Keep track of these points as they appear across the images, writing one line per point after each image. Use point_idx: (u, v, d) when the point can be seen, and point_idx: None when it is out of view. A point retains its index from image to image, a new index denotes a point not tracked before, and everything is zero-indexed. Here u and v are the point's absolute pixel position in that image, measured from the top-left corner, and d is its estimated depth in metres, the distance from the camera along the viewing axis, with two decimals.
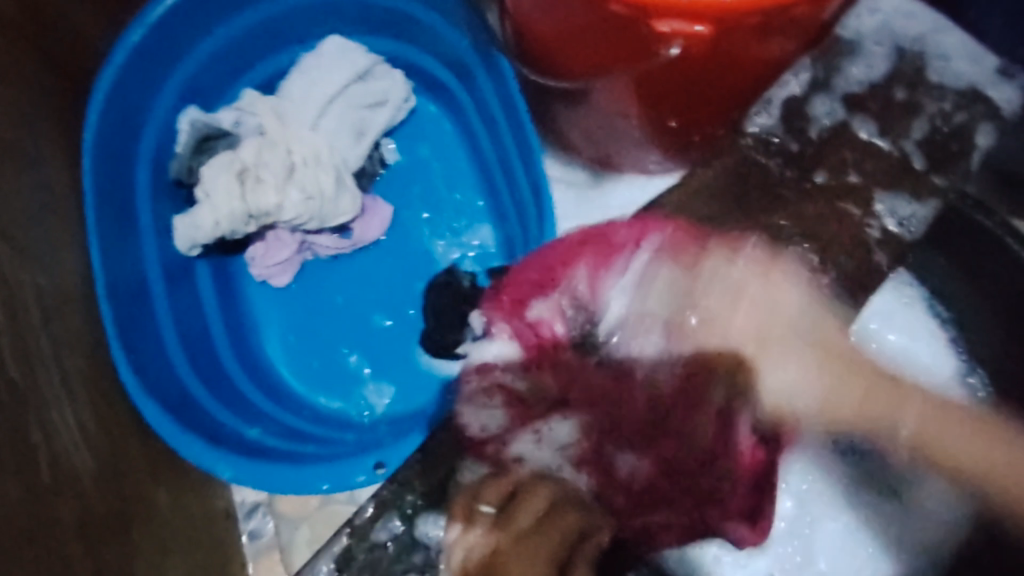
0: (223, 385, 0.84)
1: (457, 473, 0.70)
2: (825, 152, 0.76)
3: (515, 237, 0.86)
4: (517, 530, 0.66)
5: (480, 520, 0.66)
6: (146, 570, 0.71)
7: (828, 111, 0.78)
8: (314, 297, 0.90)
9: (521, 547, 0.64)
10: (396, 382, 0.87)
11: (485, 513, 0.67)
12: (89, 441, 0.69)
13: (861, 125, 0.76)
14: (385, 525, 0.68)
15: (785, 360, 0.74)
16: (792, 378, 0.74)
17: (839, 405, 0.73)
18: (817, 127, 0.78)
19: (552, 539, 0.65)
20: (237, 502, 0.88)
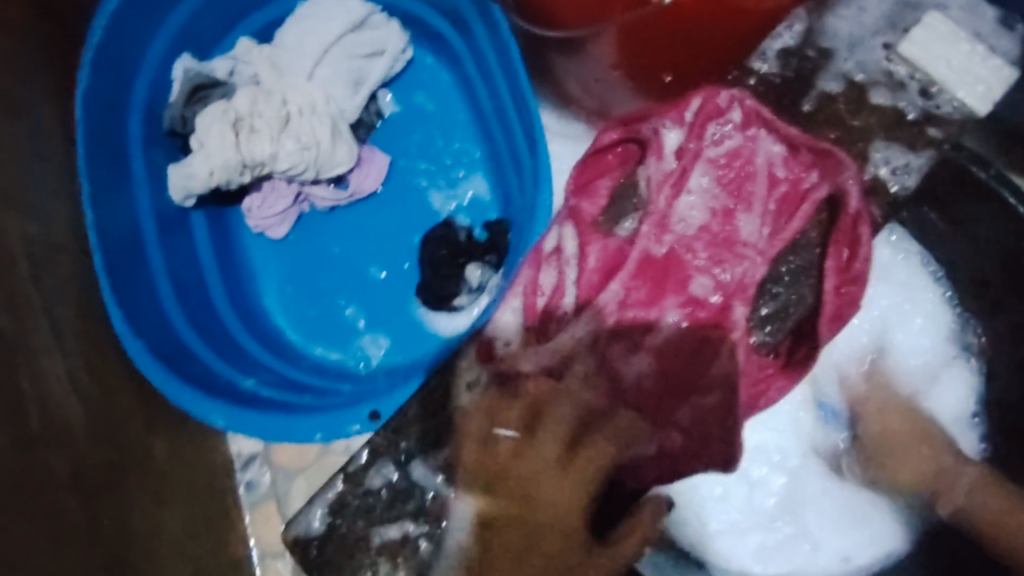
0: (220, 336, 0.83)
1: (455, 387, 0.71)
2: (815, 126, 0.74)
3: (512, 188, 0.85)
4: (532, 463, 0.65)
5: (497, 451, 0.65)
6: (141, 519, 0.71)
7: (834, 79, 0.75)
8: (312, 247, 0.89)
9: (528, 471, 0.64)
10: (393, 333, 0.86)
11: (505, 436, 0.66)
12: (81, 390, 0.69)
13: (857, 69, 0.75)
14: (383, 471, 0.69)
15: (887, 393, 0.75)
16: (915, 451, 0.72)
17: (908, 466, 0.72)
18: (813, 98, 0.74)
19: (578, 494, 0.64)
20: (234, 453, 0.87)
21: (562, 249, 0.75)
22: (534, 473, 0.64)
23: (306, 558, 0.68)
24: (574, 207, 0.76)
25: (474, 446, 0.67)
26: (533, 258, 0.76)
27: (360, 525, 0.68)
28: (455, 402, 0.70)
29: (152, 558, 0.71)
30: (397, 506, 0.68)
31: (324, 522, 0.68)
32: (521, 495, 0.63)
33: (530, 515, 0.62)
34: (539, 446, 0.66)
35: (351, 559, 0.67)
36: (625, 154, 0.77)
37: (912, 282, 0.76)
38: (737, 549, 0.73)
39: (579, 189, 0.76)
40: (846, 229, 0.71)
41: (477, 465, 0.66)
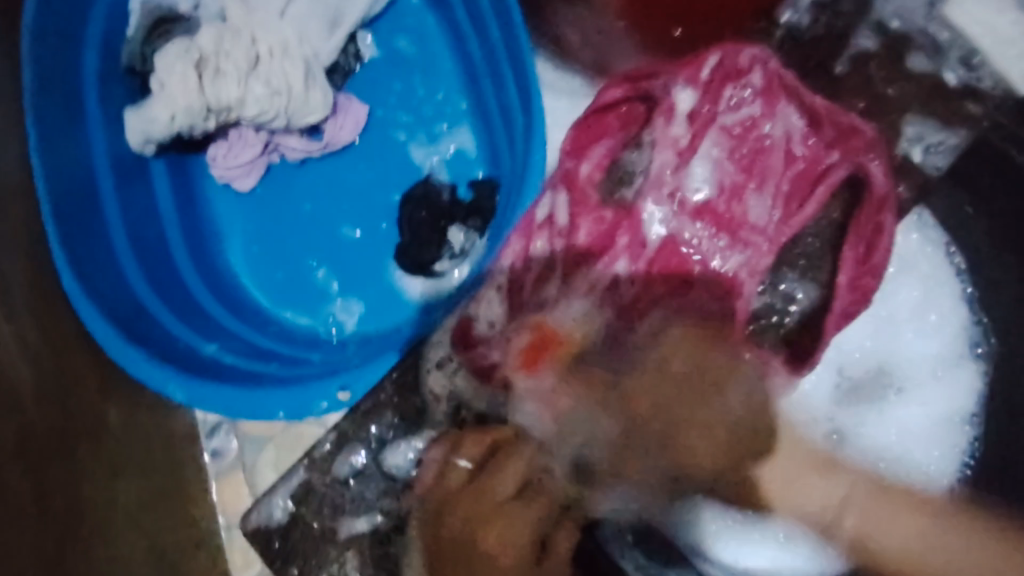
0: (179, 296, 0.77)
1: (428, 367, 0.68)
2: (843, 95, 0.68)
3: (500, 144, 0.77)
4: (495, 497, 0.60)
5: (453, 480, 0.62)
6: (93, 491, 0.66)
7: (870, 37, 0.68)
8: (281, 203, 0.82)
9: (473, 488, 0.61)
10: (366, 298, 0.80)
11: (461, 466, 0.62)
12: (26, 351, 0.62)
13: (895, 16, 0.67)
14: (349, 458, 0.66)
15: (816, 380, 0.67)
16: (903, 533, 0.62)
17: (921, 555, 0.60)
18: (845, 59, 0.68)
19: (536, 507, 0.60)
20: (199, 420, 0.82)
21: (554, 218, 0.69)
22: (474, 519, 0.59)
23: (267, 549, 0.65)
24: (568, 170, 0.70)
25: (431, 473, 0.64)
26: (523, 228, 0.68)
27: (324, 516, 0.65)
28: (420, 385, 0.67)
29: (108, 535, 0.66)
30: (362, 498, 0.65)
31: (287, 512, 0.66)
32: (464, 548, 0.58)
33: (468, 568, 0.58)
34: (494, 484, 0.61)
35: (315, 549, 0.64)
36: (629, 116, 0.71)
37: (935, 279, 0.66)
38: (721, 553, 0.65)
39: (577, 151, 0.70)
40: (867, 208, 0.66)
41: (432, 491, 0.63)
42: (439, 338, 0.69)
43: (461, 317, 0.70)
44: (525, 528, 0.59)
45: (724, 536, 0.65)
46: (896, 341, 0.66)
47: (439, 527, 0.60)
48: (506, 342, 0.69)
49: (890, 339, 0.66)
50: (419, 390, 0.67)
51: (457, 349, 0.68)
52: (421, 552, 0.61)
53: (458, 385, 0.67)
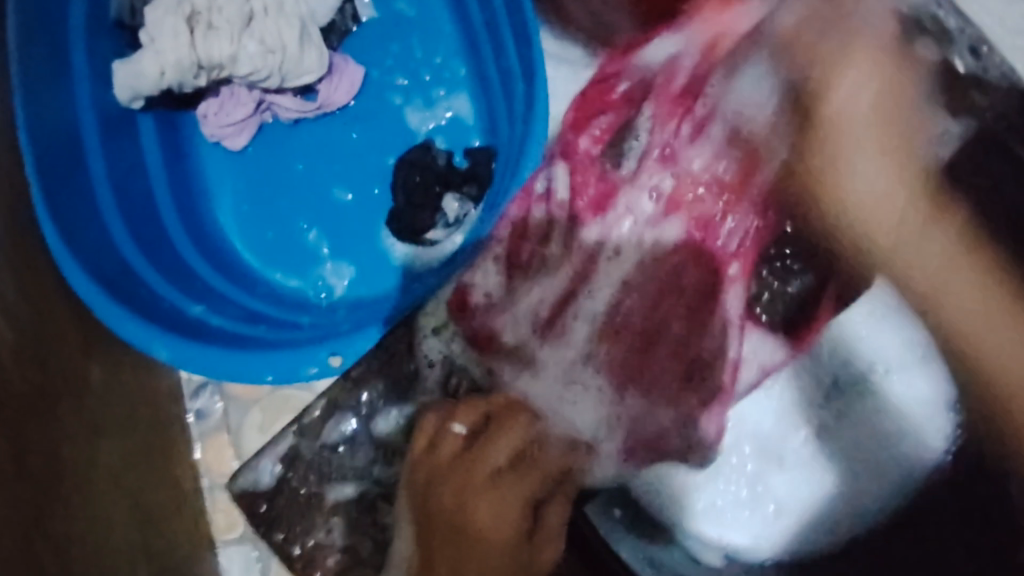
0: (166, 255, 0.75)
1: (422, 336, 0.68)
2: None
3: (499, 110, 0.76)
4: (486, 472, 0.58)
5: (444, 449, 0.60)
6: (75, 451, 0.64)
7: None
8: (272, 162, 0.81)
9: (462, 463, 0.58)
10: (357, 262, 0.79)
11: (456, 433, 0.60)
12: (11, 310, 0.60)
13: None
14: (339, 426, 0.66)
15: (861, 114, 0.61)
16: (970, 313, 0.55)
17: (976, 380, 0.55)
18: None
19: (531, 479, 0.59)
20: (184, 380, 0.81)
21: (553, 191, 0.70)
22: (465, 490, 0.56)
23: (254, 511, 0.66)
24: (568, 142, 0.71)
25: (423, 441, 0.61)
26: (522, 199, 0.70)
27: (312, 482, 0.65)
28: (414, 355, 0.67)
29: (89, 493, 0.65)
30: (350, 466, 0.65)
31: (275, 476, 0.66)
32: (452, 517, 0.56)
33: (461, 552, 0.54)
34: (486, 456, 0.59)
35: (302, 517, 0.65)
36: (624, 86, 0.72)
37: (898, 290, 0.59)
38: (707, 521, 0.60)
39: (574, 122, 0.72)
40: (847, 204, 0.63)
41: (421, 462, 0.60)
42: (431, 308, 0.69)
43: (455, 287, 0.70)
44: (519, 504, 0.57)
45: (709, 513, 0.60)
46: (860, 338, 0.59)
47: (428, 497, 0.58)
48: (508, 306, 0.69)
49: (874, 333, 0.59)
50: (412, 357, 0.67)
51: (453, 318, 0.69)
52: (409, 523, 0.60)
53: (453, 354, 0.68)
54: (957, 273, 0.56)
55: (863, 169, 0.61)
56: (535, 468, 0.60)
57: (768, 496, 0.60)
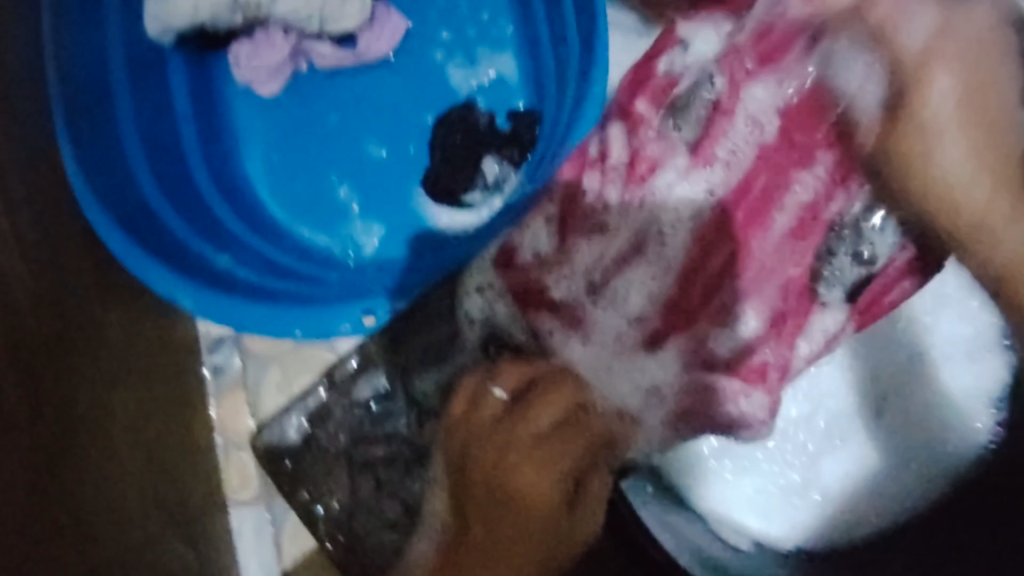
0: (191, 202, 0.72)
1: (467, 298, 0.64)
2: None
3: (547, 73, 0.73)
4: (531, 434, 0.53)
5: (485, 411, 0.56)
6: (87, 401, 0.61)
7: None
8: (306, 113, 0.77)
9: (499, 434, 0.54)
10: (388, 222, 0.76)
11: (497, 397, 0.57)
12: (28, 247, 0.56)
13: None
14: (373, 383, 0.67)
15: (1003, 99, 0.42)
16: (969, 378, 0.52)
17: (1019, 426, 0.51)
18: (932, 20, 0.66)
19: (576, 446, 0.54)
20: (201, 334, 0.78)
21: (607, 153, 0.61)
22: (505, 451, 0.53)
23: (278, 467, 0.68)
24: (623, 105, 0.63)
25: (463, 402, 0.59)
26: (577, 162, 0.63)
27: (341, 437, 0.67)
28: (455, 311, 0.65)
29: (100, 445, 0.62)
30: (380, 428, 0.66)
31: (301, 431, 0.68)
32: (491, 477, 0.53)
33: (505, 517, 0.53)
34: (529, 418, 0.54)
35: (325, 473, 0.66)
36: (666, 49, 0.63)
37: (976, 314, 0.52)
38: (724, 496, 0.56)
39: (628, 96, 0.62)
40: None
41: (461, 424, 0.58)
42: (477, 267, 0.64)
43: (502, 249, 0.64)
44: (560, 472, 0.53)
45: (725, 482, 0.57)
46: (930, 329, 0.55)
47: (466, 457, 0.56)
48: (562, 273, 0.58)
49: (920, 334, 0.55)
50: (454, 314, 0.65)
51: (499, 277, 0.62)
52: (445, 489, 0.58)
53: (496, 314, 0.62)
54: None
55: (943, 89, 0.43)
56: (582, 433, 0.54)
57: (813, 485, 0.56)
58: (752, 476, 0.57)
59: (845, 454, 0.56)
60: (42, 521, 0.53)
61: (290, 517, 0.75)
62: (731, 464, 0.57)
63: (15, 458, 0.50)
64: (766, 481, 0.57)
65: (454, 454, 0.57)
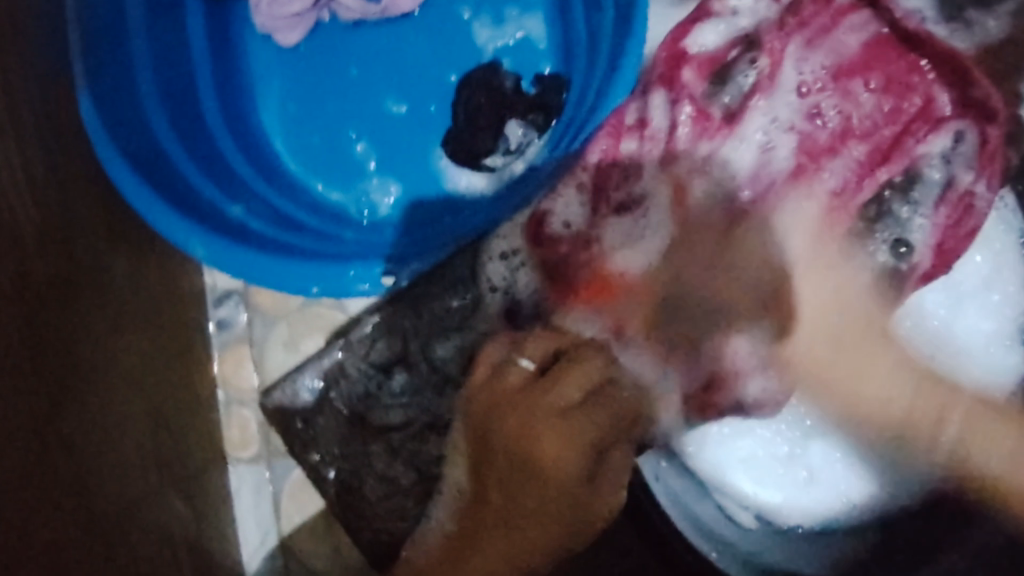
0: (205, 150, 0.70)
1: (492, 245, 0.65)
2: None
3: (575, 35, 0.71)
4: (557, 404, 0.50)
5: (511, 378, 0.53)
6: (90, 348, 0.59)
7: None
8: (326, 66, 0.76)
9: (526, 397, 0.51)
10: (404, 181, 0.75)
11: (522, 365, 0.54)
12: (35, 185, 0.55)
13: None
14: (389, 345, 0.65)
15: (823, 287, 0.63)
16: (876, 386, 0.61)
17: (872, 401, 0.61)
18: None
19: (605, 417, 0.52)
20: (207, 287, 0.77)
21: (648, 121, 0.64)
22: (531, 418, 0.50)
23: (287, 423, 0.64)
24: (664, 74, 0.64)
25: (485, 372, 0.55)
26: (614, 129, 0.63)
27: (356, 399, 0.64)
28: (476, 277, 0.65)
29: (103, 394, 0.60)
30: (399, 391, 0.64)
31: (314, 393, 0.64)
32: (517, 451, 0.50)
33: (533, 486, 0.50)
34: (556, 386, 0.51)
35: (340, 440, 0.63)
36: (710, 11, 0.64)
37: (1002, 261, 0.59)
38: (727, 464, 0.61)
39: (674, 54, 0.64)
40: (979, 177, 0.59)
41: (484, 391, 0.54)
42: (505, 230, 0.64)
43: (533, 213, 0.64)
44: (588, 444, 0.50)
45: (728, 454, 0.61)
46: (945, 325, 0.60)
47: (489, 428, 0.52)
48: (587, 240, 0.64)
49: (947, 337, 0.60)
50: (473, 279, 0.65)
51: (529, 247, 0.64)
52: (464, 458, 0.56)
53: (518, 283, 0.64)
54: (894, 392, 0.60)
55: (814, 292, 0.63)
56: (607, 407, 0.52)
57: (802, 462, 0.61)
58: (753, 446, 0.61)
59: (831, 443, 0.61)
60: (41, 464, 0.51)
61: (289, 478, 0.74)
62: (732, 440, 0.61)
63: (16, 401, 0.49)
64: (763, 457, 0.61)
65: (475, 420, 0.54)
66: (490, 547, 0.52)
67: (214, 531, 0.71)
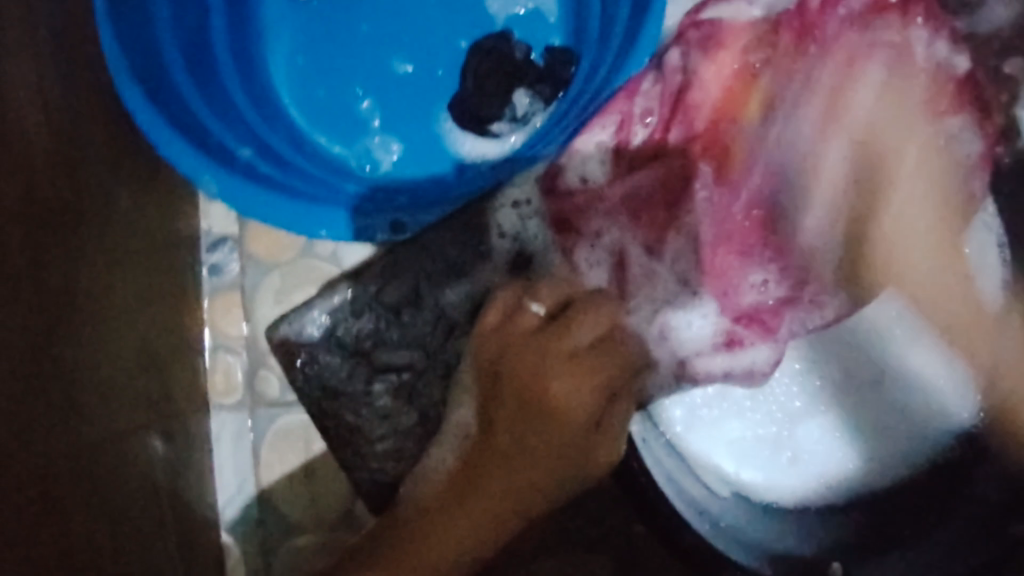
0: (215, 90, 0.70)
1: (504, 192, 0.65)
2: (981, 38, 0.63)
3: (588, 11, 0.72)
4: (568, 347, 0.54)
5: (523, 321, 0.56)
6: (90, 274, 0.58)
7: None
8: (337, 21, 0.76)
9: (537, 341, 0.54)
10: (407, 140, 0.76)
11: (534, 310, 0.57)
12: (45, 101, 0.54)
13: None
14: (399, 289, 0.65)
15: (916, 185, 0.61)
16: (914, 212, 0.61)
17: (911, 254, 0.61)
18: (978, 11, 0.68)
19: (612, 363, 0.55)
20: (202, 231, 0.76)
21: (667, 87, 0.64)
22: (545, 360, 0.53)
23: (291, 360, 0.66)
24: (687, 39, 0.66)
25: (497, 316, 0.58)
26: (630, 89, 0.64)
27: (363, 340, 0.65)
28: (487, 227, 0.65)
29: (101, 321, 0.59)
30: (407, 332, 0.65)
31: (320, 329, 0.66)
32: (527, 391, 0.53)
33: (541, 422, 0.53)
34: (570, 331, 0.55)
35: (344, 371, 0.65)
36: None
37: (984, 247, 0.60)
38: (713, 441, 0.63)
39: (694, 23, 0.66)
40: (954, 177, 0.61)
41: (494, 335, 0.57)
42: (518, 179, 0.65)
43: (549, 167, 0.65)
44: (598, 385, 0.54)
45: (700, 425, 0.63)
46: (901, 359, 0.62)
47: (502, 367, 0.55)
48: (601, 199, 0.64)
49: (904, 336, 0.62)
50: (484, 228, 0.65)
51: (541, 197, 0.64)
52: (474, 397, 0.57)
53: (527, 230, 0.64)
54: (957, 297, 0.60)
55: (911, 159, 0.62)
56: (614, 351, 0.56)
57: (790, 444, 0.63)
58: (735, 420, 0.63)
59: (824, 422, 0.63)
60: (39, 389, 0.50)
61: (271, 427, 0.74)
62: (704, 411, 0.64)
63: (17, 313, 0.48)
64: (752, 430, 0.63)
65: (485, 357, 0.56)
66: (492, 488, 0.52)
67: (194, 477, 0.71)
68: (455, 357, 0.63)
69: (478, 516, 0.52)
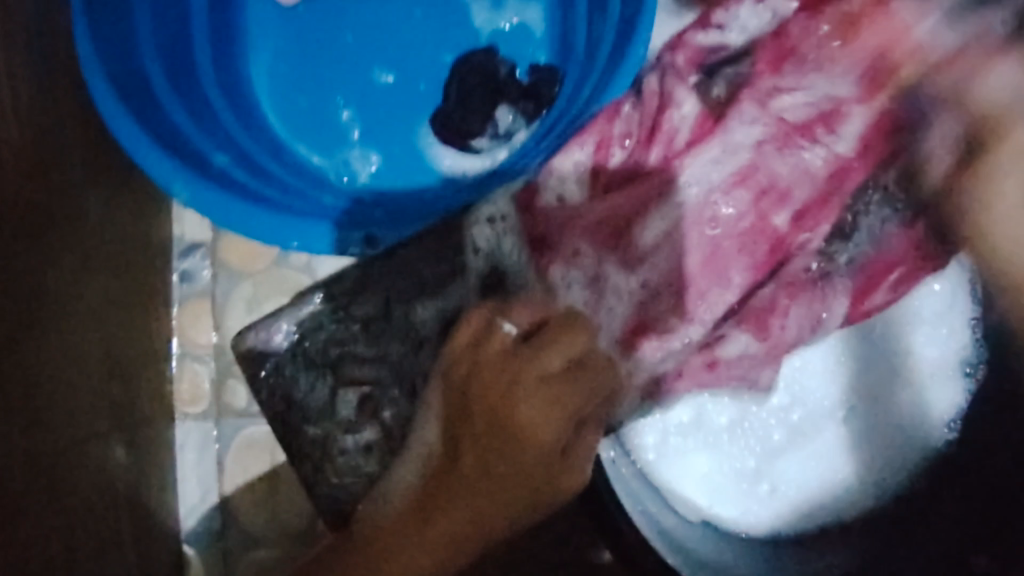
0: (194, 94, 0.69)
1: (478, 209, 0.65)
2: None
3: (573, 30, 0.72)
4: (540, 371, 0.53)
5: (496, 341, 0.55)
6: (56, 277, 0.57)
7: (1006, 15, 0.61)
8: (321, 30, 0.75)
9: (508, 366, 0.53)
10: (387, 152, 0.75)
11: (507, 331, 0.56)
12: (18, 100, 0.53)
13: None
14: (369, 303, 0.64)
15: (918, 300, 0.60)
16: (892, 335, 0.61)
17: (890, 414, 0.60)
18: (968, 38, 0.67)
19: (582, 389, 0.54)
20: (174, 237, 0.75)
21: (646, 114, 0.65)
22: (517, 382, 0.52)
23: (255, 370, 0.64)
24: (666, 64, 0.67)
25: (470, 333, 0.57)
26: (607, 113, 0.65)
27: (330, 352, 0.64)
28: (463, 243, 0.64)
29: (65, 327, 0.58)
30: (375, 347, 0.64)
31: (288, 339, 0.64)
32: (495, 413, 0.52)
33: (507, 448, 0.51)
34: (541, 355, 0.54)
35: (310, 382, 0.63)
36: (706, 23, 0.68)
37: (955, 296, 0.60)
38: (681, 474, 0.62)
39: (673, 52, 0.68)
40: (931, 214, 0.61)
41: (466, 355, 0.56)
42: (495, 194, 0.65)
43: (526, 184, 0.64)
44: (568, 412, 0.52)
45: (669, 454, 0.62)
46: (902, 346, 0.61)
47: (469, 390, 0.54)
48: (576, 221, 0.64)
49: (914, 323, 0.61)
50: (459, 245, 0.64)
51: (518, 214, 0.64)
52: (440, 418, 0.56)
53: (502, 248, 0.64)
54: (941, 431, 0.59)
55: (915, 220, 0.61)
56: (588, 377, 0.55)
57: (766, 475, 0.62)
58: (706, 450, 0.62)
59: (801, 455, 0.62)
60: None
61: (236, 439, 0.73)
62: (677, 439, 0.63)
63: None
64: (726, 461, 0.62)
65: (455, 381, 0.55)
66: (456, 513, 0.51)
67: (155, 486, 0.69)
68: (421, 375, 0.62)
69: (435, 540, 0.51)
